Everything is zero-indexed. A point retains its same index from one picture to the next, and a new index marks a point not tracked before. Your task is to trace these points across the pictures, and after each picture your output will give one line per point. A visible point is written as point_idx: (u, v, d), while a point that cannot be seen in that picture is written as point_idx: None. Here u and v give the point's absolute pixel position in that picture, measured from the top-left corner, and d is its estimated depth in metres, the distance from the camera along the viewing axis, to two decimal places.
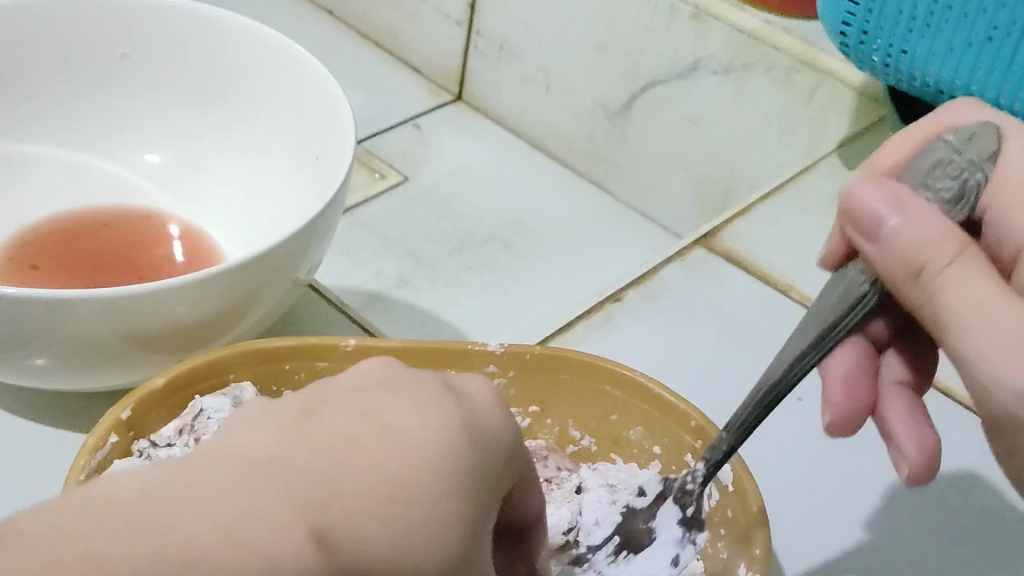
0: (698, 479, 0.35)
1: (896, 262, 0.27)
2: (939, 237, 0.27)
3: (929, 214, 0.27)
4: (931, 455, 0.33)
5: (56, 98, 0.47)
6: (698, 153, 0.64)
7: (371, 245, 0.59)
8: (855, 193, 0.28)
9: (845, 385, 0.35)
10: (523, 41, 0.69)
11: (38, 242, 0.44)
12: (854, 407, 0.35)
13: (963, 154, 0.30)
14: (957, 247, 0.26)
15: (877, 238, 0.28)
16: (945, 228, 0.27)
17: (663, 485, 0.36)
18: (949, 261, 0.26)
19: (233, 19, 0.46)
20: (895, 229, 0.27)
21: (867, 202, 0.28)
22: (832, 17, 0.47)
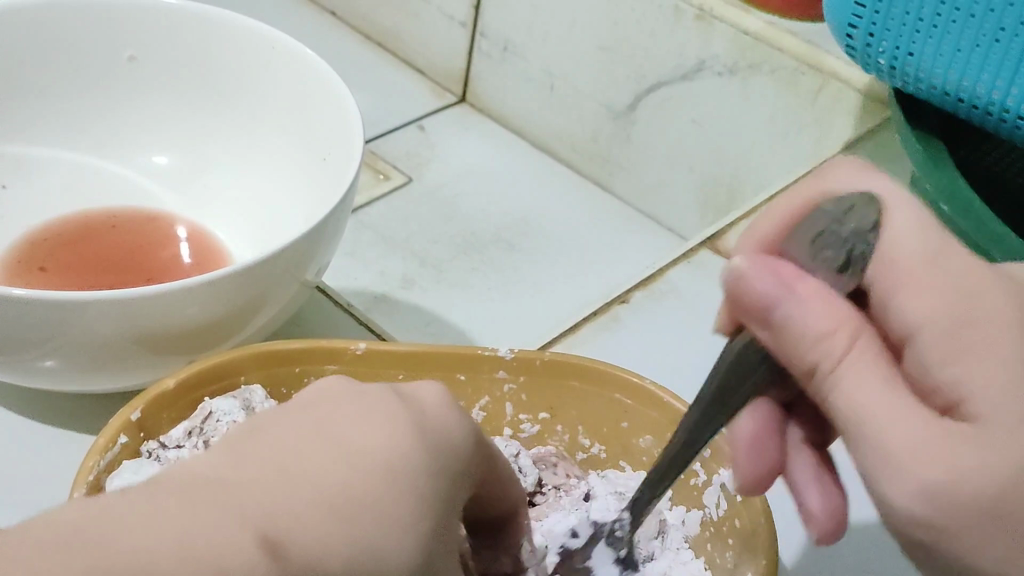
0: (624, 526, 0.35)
1: (792, 349, 0.25)
2: (835, 333, 0.24)
3: (822, 297, 0.24)
4: (841, 518, 0.30)
5: (64, 101, 0.47)
6: (702, 154, 0.64)
7: (376, 246, 0.59)
8: (743, 276, 0.25)
9: (752, 452, 0.31)
10: (528, 42, 0.69)
11: (46, 243, 0.45)
12: (762, 472, 0.31)
13: (845, 226, 0.25)
14: (850, 338, 0.24)
15: (768, 323, 0.25)
16: (841, 316, 0.24)
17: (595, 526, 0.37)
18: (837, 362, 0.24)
19: (240, 21, 0.46)
20: (786, 316, 0.24)
21: (755, 287, 0.25)
22: (839, 18, 0.47)
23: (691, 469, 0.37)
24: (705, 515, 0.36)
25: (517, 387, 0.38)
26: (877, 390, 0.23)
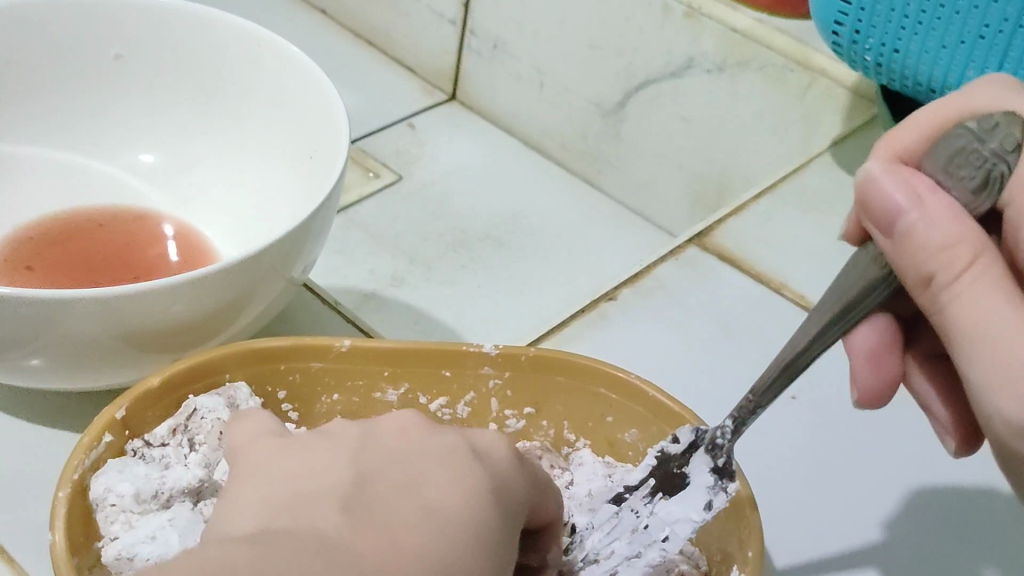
0: (728, 432, 0.34)
1: (910, 259, 0.26)
2: (954, 240, 0.25)
3: (950, 211, 0.25)
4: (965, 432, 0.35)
5: (52, 99, 0.47)
6: (691, 151, 0.64)
7: (365, 244, 0.59)
8: (870, 185, 0.27)
9: (871, 362, 0.34)
10: (517, 40, 0.69)
11: (33, 242, 0.45)
12: (881, 384, 0.35)
13: (986, 144, 0.25)
14: (971, 253, 0.25)
15: (891, 233, 0.26)
16: (966, 229, 0.25)
17: (694, 435, 0.35)
18: (960, 272, 0.25)
19: (225, 18, 0.46)
20: (910, 227, 0.26)
21: (881, 194, 0.26)
22: (823, 18, 0.47)
23: None
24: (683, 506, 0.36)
25: (502, 382, 0.38)
26: (996, 307, 0.24)
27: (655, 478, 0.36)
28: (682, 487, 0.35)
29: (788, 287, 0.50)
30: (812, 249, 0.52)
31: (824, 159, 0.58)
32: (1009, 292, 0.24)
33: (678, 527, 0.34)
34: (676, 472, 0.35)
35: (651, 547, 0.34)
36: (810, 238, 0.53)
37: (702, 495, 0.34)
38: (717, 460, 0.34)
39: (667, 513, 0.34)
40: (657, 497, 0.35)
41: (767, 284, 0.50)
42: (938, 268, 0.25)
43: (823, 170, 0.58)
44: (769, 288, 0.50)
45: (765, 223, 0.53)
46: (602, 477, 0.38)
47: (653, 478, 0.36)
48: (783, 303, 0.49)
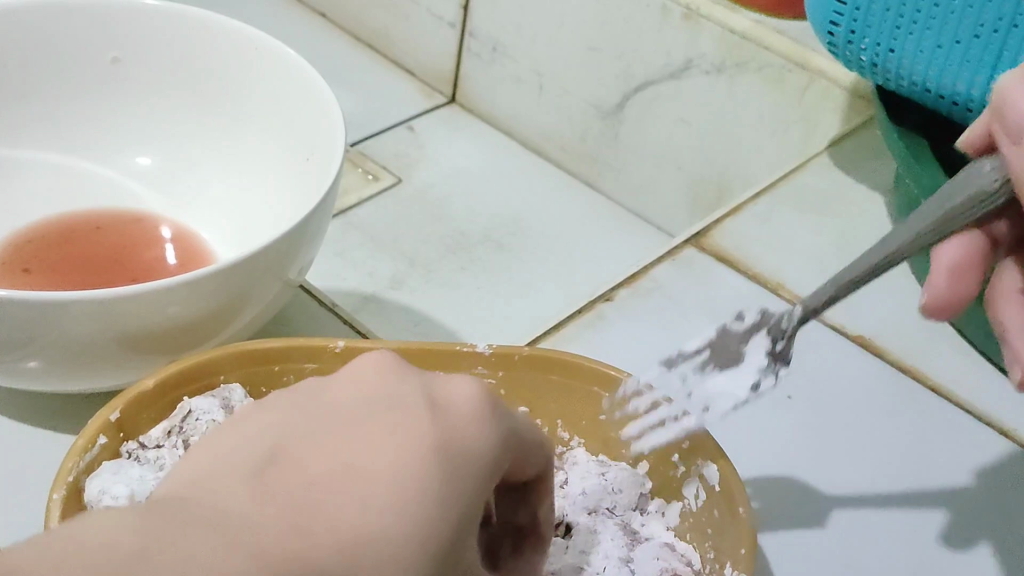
0: (792, 319, 0.39)
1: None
2: None
3: None
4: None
5: (48, 102, 0.47)
6: (691, 153, 0.64)
7: (366, 246, 0.59)
8: (1017, 98, 0.31)
9: (951, 275, 0.35)
10: (516, 43, 0.70)
11: (32, 245, 0.45)
12: (953, 297, 0.35)
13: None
14: None
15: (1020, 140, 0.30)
16: None
17: (759, 317, 0.41)
18: None
19: (212, 18, 0.46)
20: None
21: (1019, 110, 0.30)
22: (820, 17, 0.47)
23: (670, 460, 0.38)
24: (684, 505, 0.38)
25: (495, 382, 0.39)
26: None
27: (710, 348, 0.40)
28: (737, 364, 0.39)
29: (785, 288, 0.50)
30: (809, 251, 0.52)
31: (822, 160, 0.58)
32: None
33: (723, 399, 0.38)
34: (734, 349, 0.40)
35: (694, 409, 0.38)
36: (807, 239, 0.53)
37: (753, 374, 0.39)
38: (776, 345, 0.39)
39: (707, 393, 0.38)
40: (708, 369, 0.40)
41: (764, 285, 0.50)
42: None
43: (821, 171, 0.58)
44: (767, 288, 0.50)
45: (763, 222, 0.53)
46: (597, 476, 0.38)
47: (709, 348, 0.40)
48: (779, 304, 0.49)
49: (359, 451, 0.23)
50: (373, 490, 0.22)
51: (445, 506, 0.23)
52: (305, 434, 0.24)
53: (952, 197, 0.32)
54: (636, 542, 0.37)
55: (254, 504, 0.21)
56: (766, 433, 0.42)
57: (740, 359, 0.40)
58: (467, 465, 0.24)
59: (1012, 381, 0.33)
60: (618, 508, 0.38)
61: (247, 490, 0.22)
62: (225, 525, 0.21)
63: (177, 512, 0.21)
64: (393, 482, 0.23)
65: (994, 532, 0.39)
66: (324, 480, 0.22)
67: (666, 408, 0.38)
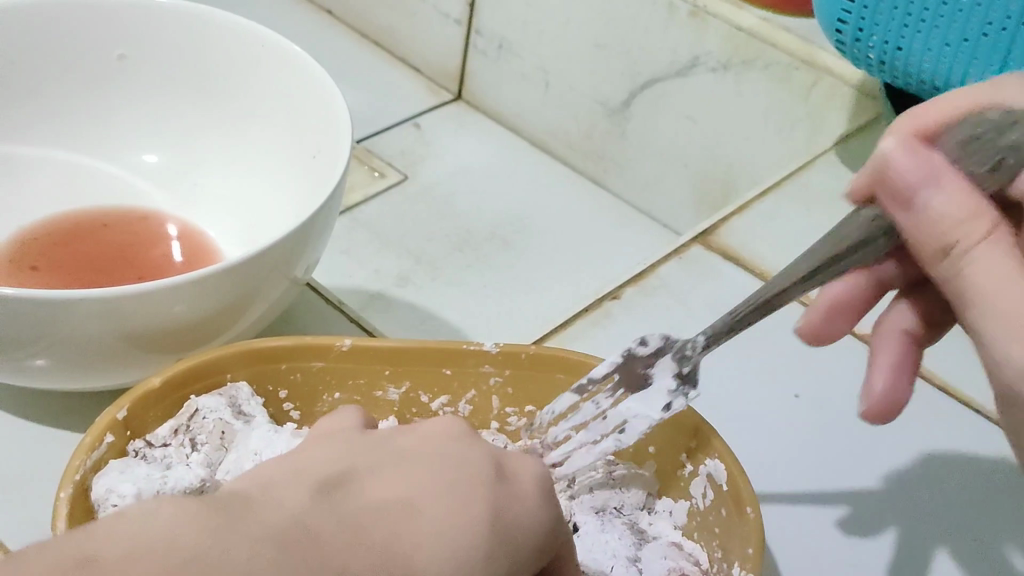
0: (698, 346, 0.36)
1: (927, 232, 0.26)
2: (970, 214, 0.26)
3: (966, 185, 0.26)
4: (892, 407, 0.35)
5: (55, 99, 0.47)
6: (697, 150, 0.64)
7: (372, 244, 0.59)
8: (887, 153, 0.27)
9: (828, 312, 0.37)
10: (523, 40, 0.69)
11: (39, 242, 0.45)
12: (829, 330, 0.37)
13: (1005, 137, 0.27)
14: (986, 227, 0.26)
15: (909, 210, 0.27)
16: (980, 204, 0.26)
17: (663, 342, 0.37)
18: (980, 239, 0.26)
19: (218, 16, 0.46)
20: (930, 200, 0.26)
21: (903, 167, 0.26)
22: (827, 14, 0.47)
23: (677, 460, 0.38)
24: (692, 503, 0.37)
25: (502, 381, 0.39)
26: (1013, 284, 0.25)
27: (620, 372, 0.37)
28: (644, 388, 0.37)
29: None
30: None
31: (830, 158, 0.58)
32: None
33: (637, 422, 0.36)
34: (641, 372, 0.37)
35: (609, 436, 0.37)
36: (816, 237, 0.53)
37: (663, 396, 0.36)
38: (682, 367, 0.37)
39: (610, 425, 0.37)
40: (620, 395, 0.37)
41: None
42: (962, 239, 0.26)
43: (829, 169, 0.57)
44: None
45: (769, 220, 0.53)
46: (605, 475, 0.39)
47: (618, 371, 0.37)
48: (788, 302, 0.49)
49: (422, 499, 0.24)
50: (428, 542, 0.23)
51: (494, 566, 0.24)
52: (367, 472, 0.25)
53: (844, 242, 0.31)
54: (642, 542, 0.37)
55: (321, 519, 0.22)
56: (773, 435, 0.42)
57: (647, 383, 0.37)
58: (515, 537, 0.25)
59: (863, 412, 0.35)
60: (626, 507, 0.38)
61: (315, 507, 0.23)
62: (301, 538, 0.21)
63: (248, 515, 0.22)
64: (446, 538, 0.23)
65: (1002, 531, 0.39)
66: (386, 516, 0.23)
67: (593, 425, 0.37)
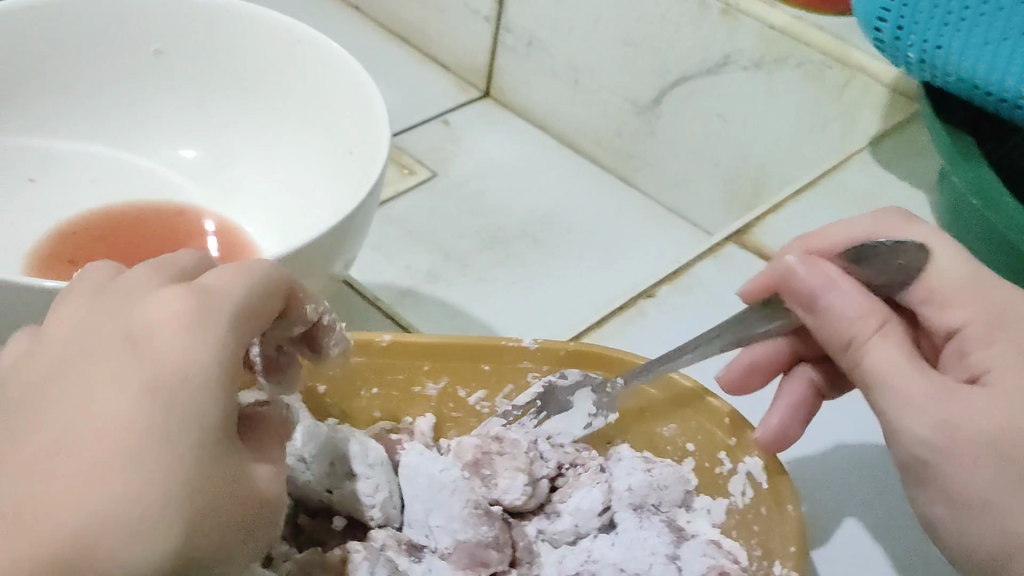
0: (617, 386, 0.38)
1: (833, 329, 0.32)
2: (865, 311, 0.32)
3: (858, 291, 0.32)
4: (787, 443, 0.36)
5: (91, 94, 0.48)
6: (727, 148, 0.64)
7: (402, 240, 0.59)
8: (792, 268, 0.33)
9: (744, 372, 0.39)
10: (552, 37, 0.69)
11: (76, 237, 0.45)
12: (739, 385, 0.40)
13: (895, 257, 0.33)
14: (879, 320, 0.31)
15: (814, 309, 0.33)
16: (873, 303, 0.32)
17: (583, 375, 0.38)
18: (873, 333, 0.31)
19: (254, 10, 0.46)
20: (829, 303, 0.32)
21: (808, 279, 0.33)
22: (867, 14, 0.47)
23: (715, 457, 0.38)
24: (731, 501, 0.37)
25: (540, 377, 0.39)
26: (898, 363, 0.31)
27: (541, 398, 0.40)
28: (568, 408, 0.40)
29: None
30: None
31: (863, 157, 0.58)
32: (902, 345, 0.31)
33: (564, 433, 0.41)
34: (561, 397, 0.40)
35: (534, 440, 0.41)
36: None
37: (582, 416, 0.40)
38: (599, 397, 0.39)
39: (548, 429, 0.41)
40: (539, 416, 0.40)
41: None
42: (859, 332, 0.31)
43: (862, 168, 0.57)
44: None
45: (804, 220, 0.53)
46: (642, 471, 0.38)
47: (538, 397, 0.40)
48: None
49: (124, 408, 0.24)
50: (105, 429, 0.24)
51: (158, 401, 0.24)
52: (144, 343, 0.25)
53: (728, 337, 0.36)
54: (682, 540, 0.37)
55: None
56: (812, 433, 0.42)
57: (569, 403, 0.40)
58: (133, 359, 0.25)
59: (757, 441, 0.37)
60: (664, 504, 0.38)
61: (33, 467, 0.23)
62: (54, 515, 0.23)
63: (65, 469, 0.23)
64: (128, 450, 0.23)
65: None
66: (64, 450, 0.24)
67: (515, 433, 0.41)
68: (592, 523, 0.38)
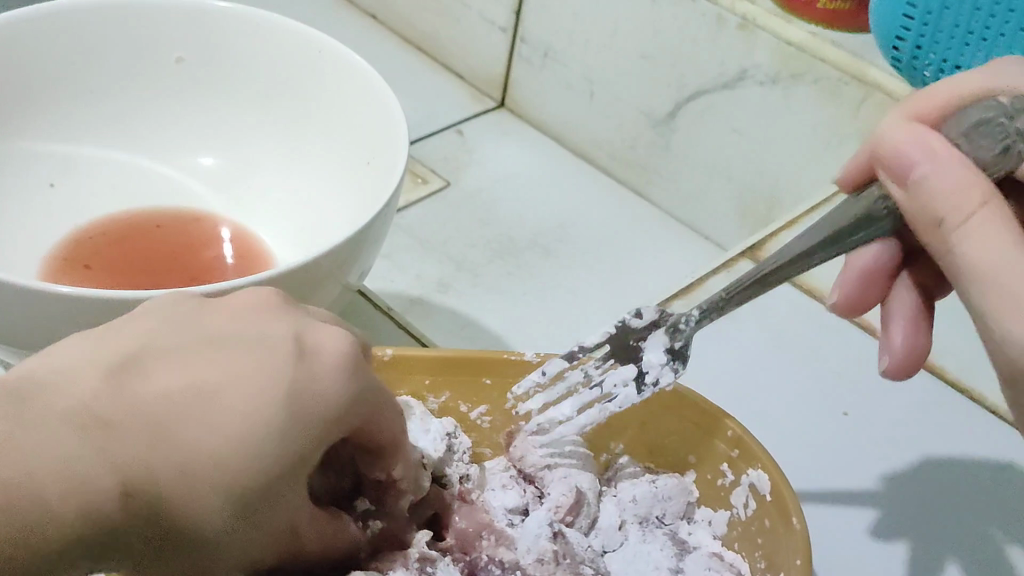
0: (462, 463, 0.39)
1: (924, 205, 0.29)
2: (962, 187, 0.28)
3: (962, 163, 0.29)
4: (912, 359, 0.38)
5: (111, 98, 0.48)
6: (741, 162, 0.64)
7: (413, 248, 0.59)
8: (894, 138, 0.31)
9: (861, 280, 0.40)
10: (568, 49, 0.69)
11: (92, 242, 0.45)
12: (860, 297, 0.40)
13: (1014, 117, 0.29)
14: (981, 198, 0.28)
15: (910, 183, 0.30)
16: (977, 179, 0.28)
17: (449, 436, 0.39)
18: (971, 211, 0.28)
19: (274, 18, 0.47)
20: (925, 175, 0.29)
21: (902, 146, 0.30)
22: (886, 27, 0.47)
23: (717, 468, 0.38)
24: (732, 513, 0.37)
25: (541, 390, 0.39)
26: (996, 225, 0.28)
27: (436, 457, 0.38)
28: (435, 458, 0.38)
29: None
30: None
31: None
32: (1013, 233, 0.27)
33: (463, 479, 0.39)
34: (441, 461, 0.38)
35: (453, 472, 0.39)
36: None
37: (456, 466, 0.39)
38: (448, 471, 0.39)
39: (621, 374, 0.38)
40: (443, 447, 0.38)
41: None
42: (946, 212, 0.29)
43: None
44: None
45: None
46: (646, 482, 0.38)
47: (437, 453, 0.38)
48: None
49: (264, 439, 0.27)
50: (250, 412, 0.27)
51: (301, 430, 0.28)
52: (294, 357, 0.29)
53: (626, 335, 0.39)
54: (684, 553, 0.37)
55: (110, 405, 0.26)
56: None
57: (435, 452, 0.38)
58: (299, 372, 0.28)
59: (885, 367, 0.39)
60: (668, 517, 0.38)
61: (145, 428, 0.26)
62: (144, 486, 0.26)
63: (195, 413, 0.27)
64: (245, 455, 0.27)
65: None
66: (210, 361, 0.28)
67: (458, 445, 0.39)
68: (617, 537, 0.38)
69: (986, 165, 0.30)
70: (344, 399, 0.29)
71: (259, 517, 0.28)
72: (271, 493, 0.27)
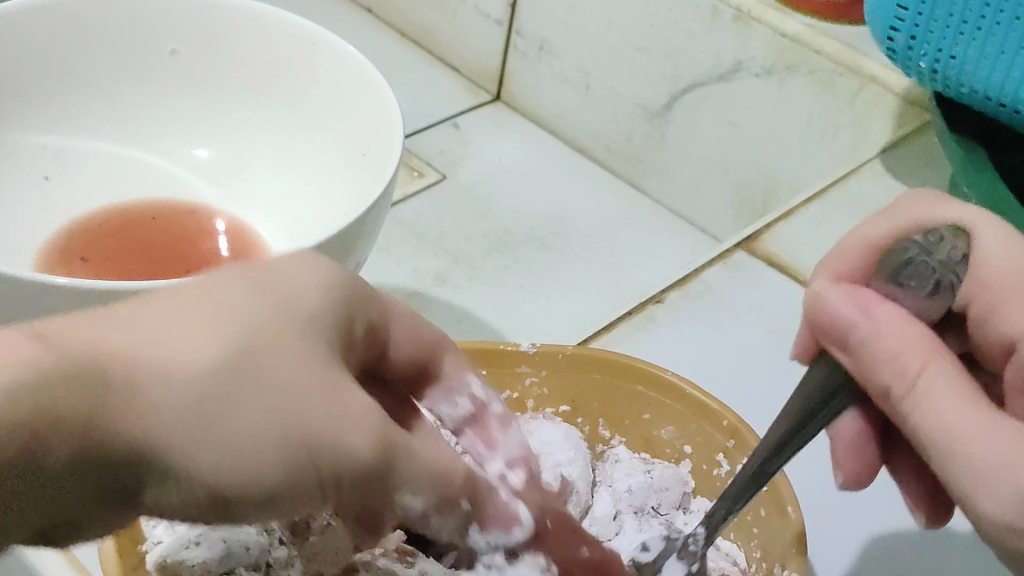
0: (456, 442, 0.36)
1: (872, 370, 0.29)
2: (912, 345, 0.28)
3: (902, 319, 0.28)
4: (941, 510, 0.35)
5: (105, 90, 0.48)
6: (737, 155, 0.64)
7: (410, 241, 0.59)
8: (824, 298, 0.30)
9: (854, 453, 0.34)
10: (564, 41, 0.69)
11: (87, 235, 0.45)
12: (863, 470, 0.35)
13: (935, 256, 0.31)
14: (922, 360, 0.27)
15: (853, 344, 0.29)
16: (921, 336, 0.28)
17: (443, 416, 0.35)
18: (915, 376, 0.27)
19: (270, 10, 0.47)
20: (863, 339, 0.29)
21: (838, 307, 0.29)
22: (880, 19, 0.47)
23: (713, 458, 0.38)
24: None
25: (539, 381, 0.39)
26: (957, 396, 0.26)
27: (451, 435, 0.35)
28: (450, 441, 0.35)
29: None
30: None
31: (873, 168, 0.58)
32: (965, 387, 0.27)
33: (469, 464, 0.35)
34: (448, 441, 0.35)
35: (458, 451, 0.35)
36: None
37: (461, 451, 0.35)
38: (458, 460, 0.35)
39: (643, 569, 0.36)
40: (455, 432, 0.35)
41: None
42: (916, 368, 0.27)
43: (872, 179, 0.57)
44: None
45: (813, 228, 0.53)
46: (642, 473, 0.38)
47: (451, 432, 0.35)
48: None
49: (210, 328, 0.24)
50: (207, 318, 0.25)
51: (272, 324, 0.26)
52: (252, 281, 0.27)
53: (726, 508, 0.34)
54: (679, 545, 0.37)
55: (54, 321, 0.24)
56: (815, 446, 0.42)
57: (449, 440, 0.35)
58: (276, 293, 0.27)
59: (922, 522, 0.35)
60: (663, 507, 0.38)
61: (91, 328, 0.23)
62: (108, 355, 0.23)
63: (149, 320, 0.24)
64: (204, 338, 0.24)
65: None
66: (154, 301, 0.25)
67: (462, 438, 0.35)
68: (611, 527, 0.38)
69: (924, 308, 0.30)
70: (324, 298, 0.27)
71: (269, 402, 0.24)
72: (259, 372, 0.24)
